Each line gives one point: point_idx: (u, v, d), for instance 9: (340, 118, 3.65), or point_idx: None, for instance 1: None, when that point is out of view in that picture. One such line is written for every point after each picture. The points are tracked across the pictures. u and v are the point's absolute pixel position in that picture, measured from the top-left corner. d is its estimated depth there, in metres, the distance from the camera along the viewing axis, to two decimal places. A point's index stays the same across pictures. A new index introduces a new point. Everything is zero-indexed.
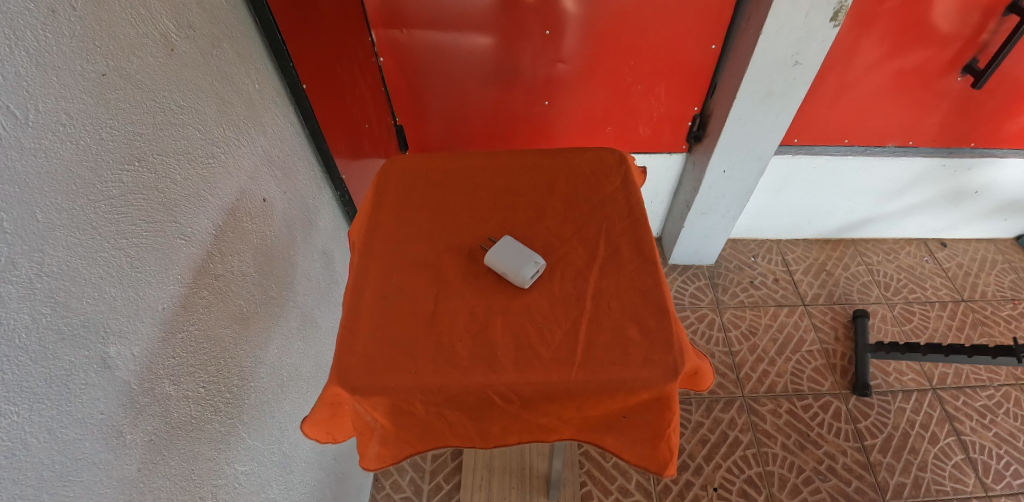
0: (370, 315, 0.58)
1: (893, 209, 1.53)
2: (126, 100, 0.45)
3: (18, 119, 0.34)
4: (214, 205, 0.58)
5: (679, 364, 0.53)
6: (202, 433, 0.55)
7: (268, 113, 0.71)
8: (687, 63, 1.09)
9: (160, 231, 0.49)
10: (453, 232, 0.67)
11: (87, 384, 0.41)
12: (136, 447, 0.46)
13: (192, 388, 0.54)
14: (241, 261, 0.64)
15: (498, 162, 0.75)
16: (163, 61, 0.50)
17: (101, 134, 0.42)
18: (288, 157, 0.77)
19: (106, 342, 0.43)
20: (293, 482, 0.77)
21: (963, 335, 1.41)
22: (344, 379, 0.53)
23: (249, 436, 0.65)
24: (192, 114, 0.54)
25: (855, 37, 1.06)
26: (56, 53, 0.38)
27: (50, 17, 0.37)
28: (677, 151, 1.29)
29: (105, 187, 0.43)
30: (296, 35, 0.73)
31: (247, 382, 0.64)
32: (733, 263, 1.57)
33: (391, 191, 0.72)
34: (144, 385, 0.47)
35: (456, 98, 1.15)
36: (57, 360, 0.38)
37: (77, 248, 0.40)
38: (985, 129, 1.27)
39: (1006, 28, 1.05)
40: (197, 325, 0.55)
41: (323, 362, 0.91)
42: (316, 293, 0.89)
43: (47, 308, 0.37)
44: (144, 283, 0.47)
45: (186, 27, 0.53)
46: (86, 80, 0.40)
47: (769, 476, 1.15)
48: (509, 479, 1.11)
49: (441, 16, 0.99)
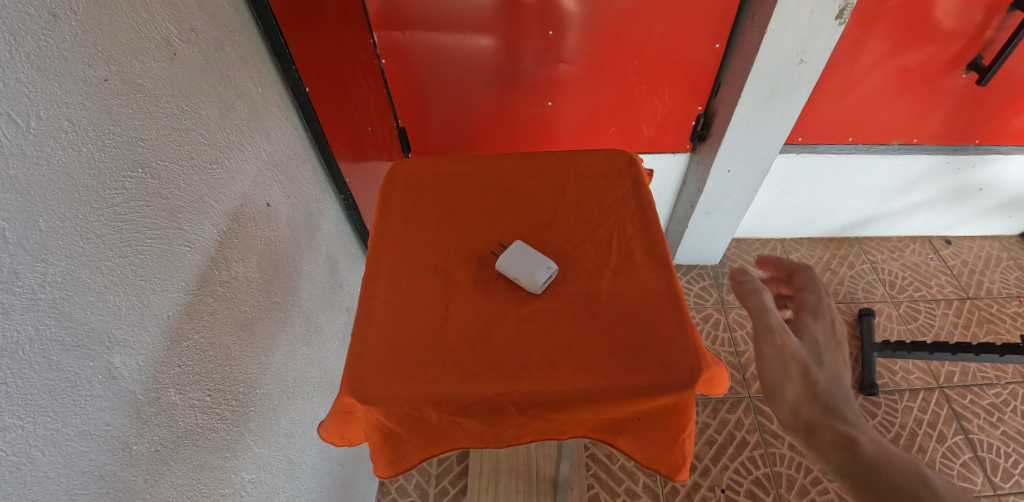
0: (381, 322, 0.58)
1: (898, 207, 1.53)
2: (129, 106, 0.44)
3: (20, 126, 0.34)
4: (218, 210, 0.57)
5: (696, 370, 0.52)
6: (208, 442, 0.54)
7: (271, 117, 0.70)
8: (691, 63, 1.08)
9: (165, 238, 0.49)
10: (462, 236, 0.66)
11: (91, 395, 0.40)
12: (142, 458, 0.45)
13: (198, 397, 0.53)
14: (245, 267, 0.63)
15: (506, 165, 0.75)
16: (166, 65, 0.49)
17: (103, 140, 0.41)
18: (292, 162, 0.77)
19: (111, 352, 0.42)
20: (299, 489, 0.76)
21: (969, 333, 1.41)
22: (356, 388, 0.52)
23: (255, 444, 0.64)
24: (195, 117, 0.53)
25: (860, 35, 1.05)
26: (57, 58, 0.37)
27: (51, 21, 0.37)
28: (681, 151, 1.28)
29: (108, 194, 0.42)
30: (299, 38, 0.72)
31: (253, 389, 0.64)
32: (737, 262, 1.57)
33: (398, 196, 0.71)
34: (149, 395, 0.46)
35: (458, 99, 1.14)
36: (61, 371, 0.37)
37: (81, 257, 0.39)
38: (989, 125, 1.27)
39: (1011, 25, 1.04)
40: (202, 333, 0.54)
41: (330, 367, 0.91)
42: (321, 298, 0.88)
43: (51, 319, 0.37)
44: (149, 291, 0.46)
45: (188, 30, 0.52)
46: (87, 85, 0.40)
47: (777, 477, 1.14)
48: (516, 483, 1.10)
49: (443, 16, 0.98)
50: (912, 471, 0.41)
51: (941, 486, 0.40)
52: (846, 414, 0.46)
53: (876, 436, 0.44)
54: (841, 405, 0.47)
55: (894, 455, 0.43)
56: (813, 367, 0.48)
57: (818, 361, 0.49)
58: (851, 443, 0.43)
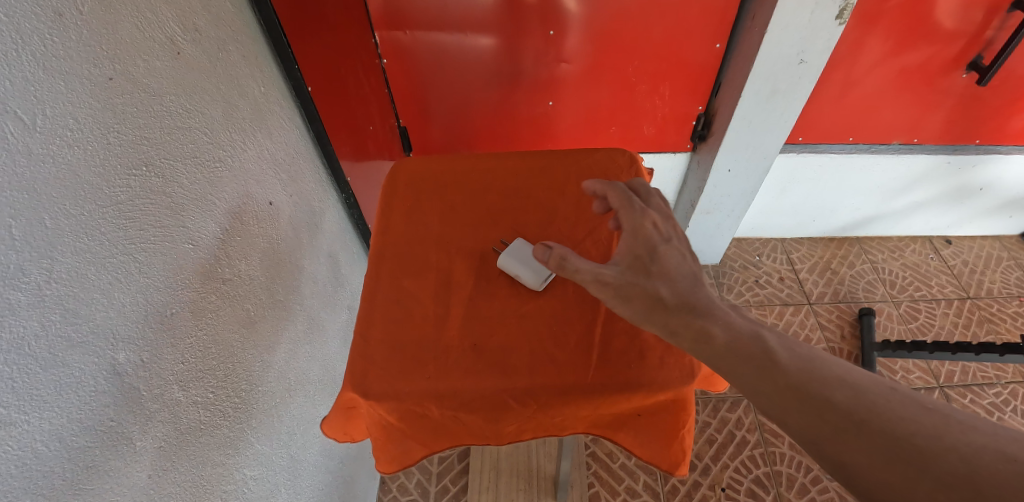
0: (383, 319, 0.58)
1: (899, 206, 1.53)
2: (133, 104, 0.44)
3: (26, 124, 0.34)
4: (221, 209, 0.58)
5: (696, 366, 0.52)
6: (211, 438, 0.55)
7: (274, 116, 0.71)
8: (691, 62, 1.09)
9: (168, 236, 0.49)
10: (464, 234, 0.67)
11: (96, 391, 0.40)
12: (146, 453, 0.46)
13: (202, 394, 0.53)
14: (248, 265, 0.63)
15: (508, 163, 0.75)
16: (170, 64, 0.49)
17: (108, 138, 0.42)
18: (294, 160, 0.77)
19: (116, 349, 0.42)
20: (301, 486, 0.77)
21: (969, 333, 1.41)
22: (359, 384, 0.52)
23: (257, 441, 0.64)
24: (198, 116, 0.54)
25: (860, 35, 1.05)
26: (63, 57, 0.37)
27: (57, 21, 0.37)
28: (682, 150, 1.28)
29: (113, 192, 0.42)
30: (301, 37, 0.73)
31: (255, 386, 0.64)
32: (737, 262, 1.57)
33: (400, 194, 0.72)
34: (153, 391, 0.47)
35: (459, 98, 1.14)
36: (66, 367, 0.38)
37: (87, 254, 0.40)
38: (990, 125, 1.27)
39: (1012, 25, 1.04)
40: (205, 330, 0.54)
41: (331, 365, 0.91)
42: (323, 297, 0.89)
43: (56, 315, 0.37)
44: (153, 288, 0.47)
45: (192, 30, 0.53)
46: (92, 84, 0.40)
47: (777, 476, 1.14)
48: (517, 482, 1.10)
49: (444, 16, 0.99)
50: (754, 341, 0.39)
51: (784, 355, 0.38)
52: (700, 305, 0.43)
53: (729, 318, 0.42)
54: (692, 298, 0.44)
55: (745, 335, 0.40)
56: (642, 275, 0.47)
57: (647, 268, 0.47)
58: (705, 337, 0.41)
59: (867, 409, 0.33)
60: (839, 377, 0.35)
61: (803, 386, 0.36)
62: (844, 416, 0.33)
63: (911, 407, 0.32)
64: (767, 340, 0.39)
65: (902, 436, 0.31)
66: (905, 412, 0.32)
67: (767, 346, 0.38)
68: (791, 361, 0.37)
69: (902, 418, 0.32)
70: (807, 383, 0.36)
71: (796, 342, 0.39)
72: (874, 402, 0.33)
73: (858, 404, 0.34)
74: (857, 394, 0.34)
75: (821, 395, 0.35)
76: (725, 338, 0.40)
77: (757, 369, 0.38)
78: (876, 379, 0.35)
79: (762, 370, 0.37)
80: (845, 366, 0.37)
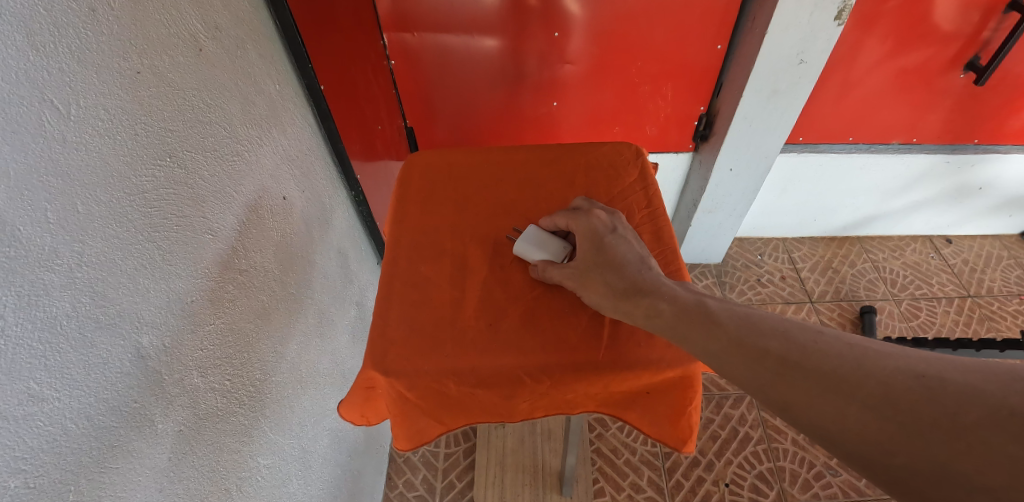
0: (400, 303, 0.59)
1: (899, 206, 1.54)
2: (158, 97, 0.46)
3: (61, 113, 0.36)
4: (238, 201, 0.59)
5: None
6: (227, 425, 0.56)
7: (288, 113, 0.72)
8: (694, 63, 1.10)
9: (190, 226, 0.50)
10: (476, 223, 0.68)
11: (122, 373, 0.42)
12: (166, 436, 0.47)
13: (219, 381, 0.55)
14: (263, 257, 0.65)
15: (516, 157, 0.77)
16: (192, 60, 0.51)
17: (135, 129, 0.43)
18: (306, 157, 0.79)
19: (140, 332, 0.44)
20: (311, 478, 0.78)
21: (970, 330, 1.42)
22: (379, 362, 0.54)
23: (270, 430, 0.65)
24: (218, 111, 0.55)
25: (859, 36, 1.07)
26: (95, 51, 0.39)
27: (90, 16, 0.39)
28: (684, 150, 1.30)
29: (140, 181, 0.44)
30: (314, 37, 0.74)
31: (269, 377, 0.65)
32: (739, 261, 1.59)
33: (414, 185, 0.73)
34: (174, 375, 0.48)
35: (466, 99, 1.16)
36: (95, 348, 0.39)
37: (114, 240, 0.41)
38: (988, 124, 1.28)
39: (1007, 26, 1.06)
40: (223, 319, 0.55)
41: (340, 360, 0.92)
42: (333, 292, 0.90)
43: (86, 298, 0.38)
44: (175, 275, 0.48)
45: (213, 27, 0.55)
46: (121, 76, 0.42)
47: (780, 472, 1.15)
48: (522, 477, 1.11)
49: (451, 19, 1.01)
50: (698, 309, 0.47)
51: (727, 319, 0.45)
52: (648, 286, 0.51)
53: (674, 293, 0.49)
54: (640, 281, 0.51)
55: (689, 305, 0.47)
56: (597, 269, 0.54)
57: (597, 260, 0.55)
58: (654, 313, 0.48)
59: (800, 350, 0.40)
60: (774, 328, 0.42)
61: (745, 341, 0.43)
62: (778, 361, 0.40)
63: (836, 345, 0.39)
64: (708, 305, 0.47)
65: (831, 370, 0.38)
66: (832, 350, 0.39)
67: (708, 308, 0.46)
68: (732, 321, 0.45)
69: (828, 354, 0.39)
70: (747, 336, 0.43)
71: (732, 304, 0.47)
72: (807, 346, 0.40)
73: (791, 350, 0.40)
74: (793, 343, 0.41)
75: (760, 347, 0.42)
76: (671, 310, 0.47)
77: (705, 331, 0.45)
78: (804, 326, 0.42)
79: (710, 333, 0.45)
80: (776, 318, 0.44)
